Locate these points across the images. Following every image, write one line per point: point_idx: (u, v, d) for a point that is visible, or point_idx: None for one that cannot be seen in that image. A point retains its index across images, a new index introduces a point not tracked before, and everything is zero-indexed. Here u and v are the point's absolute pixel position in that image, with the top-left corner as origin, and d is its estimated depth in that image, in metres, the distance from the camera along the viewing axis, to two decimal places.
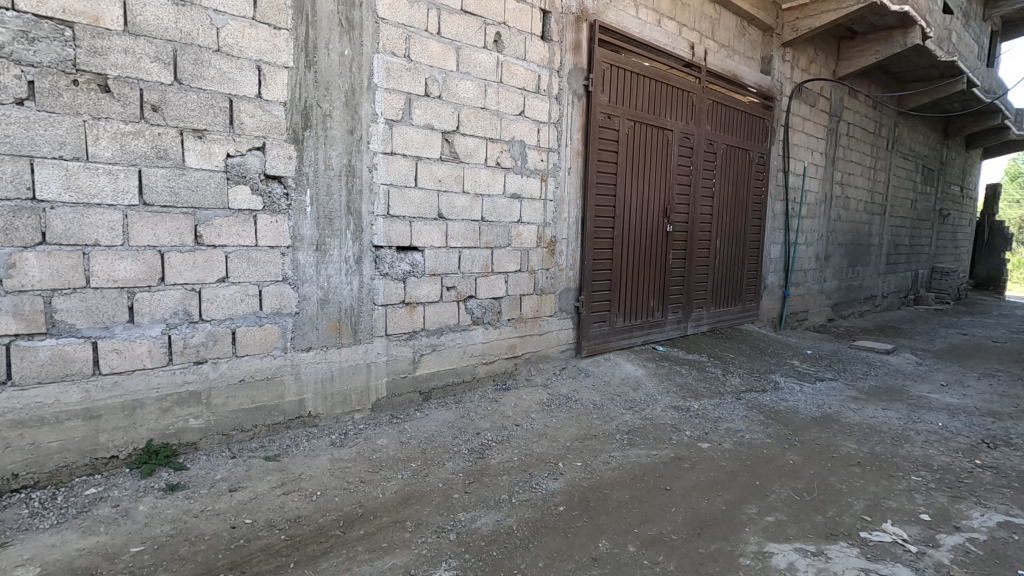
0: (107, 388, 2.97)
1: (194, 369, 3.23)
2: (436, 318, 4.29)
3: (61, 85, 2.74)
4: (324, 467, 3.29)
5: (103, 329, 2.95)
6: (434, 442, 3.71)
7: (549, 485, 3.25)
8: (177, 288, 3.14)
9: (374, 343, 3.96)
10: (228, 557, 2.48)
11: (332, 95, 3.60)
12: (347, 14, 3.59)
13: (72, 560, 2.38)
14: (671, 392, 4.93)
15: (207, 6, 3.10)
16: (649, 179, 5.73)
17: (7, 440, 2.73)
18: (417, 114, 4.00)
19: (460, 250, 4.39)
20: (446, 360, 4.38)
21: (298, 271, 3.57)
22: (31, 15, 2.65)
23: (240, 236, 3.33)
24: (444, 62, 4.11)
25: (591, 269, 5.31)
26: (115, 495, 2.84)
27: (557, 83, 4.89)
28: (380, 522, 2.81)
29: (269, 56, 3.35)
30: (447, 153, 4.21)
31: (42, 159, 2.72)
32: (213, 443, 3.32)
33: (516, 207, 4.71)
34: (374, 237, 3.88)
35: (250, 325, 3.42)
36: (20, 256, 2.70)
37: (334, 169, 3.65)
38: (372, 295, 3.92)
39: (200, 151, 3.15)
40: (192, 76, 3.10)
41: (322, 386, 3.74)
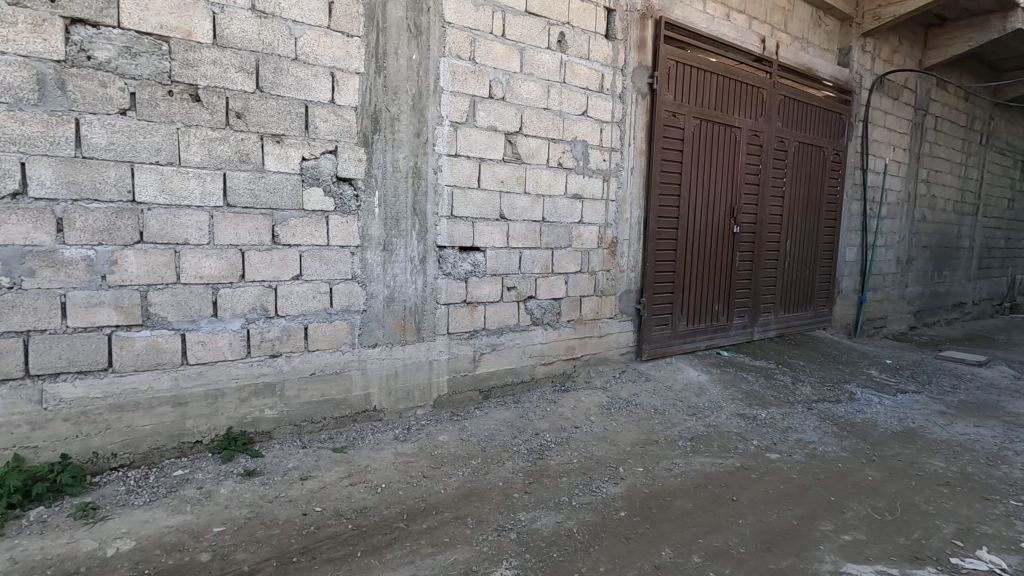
0: (193, 377, 3.18)
1: (270, 362, 3.41)
2: (497, 318, 4.33)
3: (158, 95, 2.96)
4: (388, 461, 3.38)
5: (191, 322, 3.16)
6: (494, 441, 3.74)
7: (609, 489, 3.21)
8: (255, 285, 3.33)
9: (436, 341, 4.05)
10: (300, 542, 2.60)
11: (400, 99, 3.70)
12: (415, 19, 3.69)
13: (163, 536, 2.57)
14: (737, 400, 4.75)
15: (287, 16, 3.27)
16: (716, 179, 5.55)
17: (108, 422, 2.97)
18: (481, 116, 4.05)
19: (521, 250, 4.41)
20: (506, 360, 4.41)
21: (366, 271, 3.70)
22: (133, 32, 2.88)
23: (313, 236, 3.48)
24: (508, 64, 4.14)
25: (654, 271, 5.20)
26: (199, 477, 3.04)
27: (620, 82, 4.82)
28: (442, 517, 2.86)
29: (342, 63, 3.48)
30: (510, 154, 4.24)
31: (141, 164, 2.94)
32: (286, 433, 3.49)
33: (577, 207, 4.68)
34: (438, 237, 3.96)
35: (321, 321, 3.57)
36: (121, 254, 2.94)
37: (401, 171, 3.76)
38: (435, 295, 4.00)
39: (278, 155, 3.32)
40: (273, 84, 3.27)
41: (386, 382, 3.85)
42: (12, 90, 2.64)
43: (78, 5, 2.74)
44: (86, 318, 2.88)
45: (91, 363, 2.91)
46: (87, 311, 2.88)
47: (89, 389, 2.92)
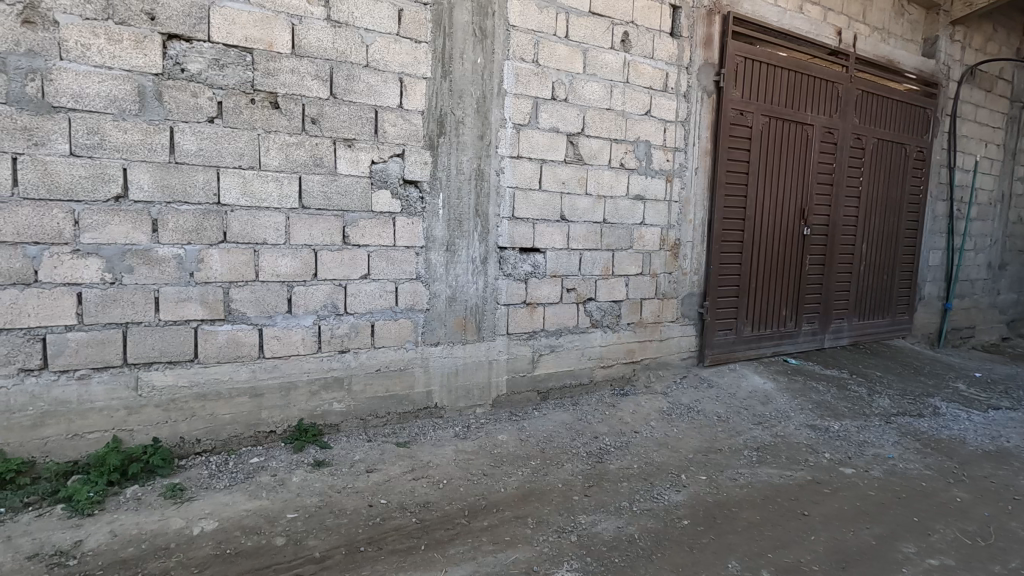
0: (269, 370, 3.36)
1: (339, 357, 3.55)
2: (556, 320, 4.33)
3: (242, 104, 3.15)
4: (449, 457, 3.45)
5: (267, 318, 3.33)
6: (553, 442, 3.75)
7: (671, 496, 3.14)
8: (326, 283, 3.47)
9: (496, 341, 4.09)
10: (367, 532, 2.69)
11: (465, 103, 3.77)
12: (481, 24, 3.75)
13: (242, 518, 2.73)
14: (806, 410, 4.53)
15: (360, 25, 3.39)
16: (786, 178, 5.32)
17: (193, 409, 3.19)
18: (544, 117, 4.07)
19: (582, 252, 4.38)
20: (565, 362, 4.40)
21: (430, 271, 3.79)
22: (221, 45, 3.07)
23: (381, 236, 3.60)
24: (571, 65, 4.13)
25: (718, 274, 5.04)
26: (273, 465, 3.20)
27: (685, 80, 4.71)
28: (502, 516, 2.89)
29: (410, 68, 3.58)
30: (572, 154, 4.23)
31: (226, 169, 3.14)
32: (352, 426, 3.63)
33: (639, 209, 4.60)
34: (499, 238, 4.00)
35: (387, 319, 3.69)
36: (207, 253, 3.14)
37: (464, 173, 3.82)
38: (496, 295, 4.04)
39: (350, 159, 3.46)
40: (345, 90, 3.40)
41: (447, 380, 3.93)
42: (117, 102, 2.88)
43: (174, 22, 2.96)
44: (176, 312, 3.10)
45: (180, 353, 3.13)
46: (176, 305, 3.10)
47: (177, 378, 3.14)
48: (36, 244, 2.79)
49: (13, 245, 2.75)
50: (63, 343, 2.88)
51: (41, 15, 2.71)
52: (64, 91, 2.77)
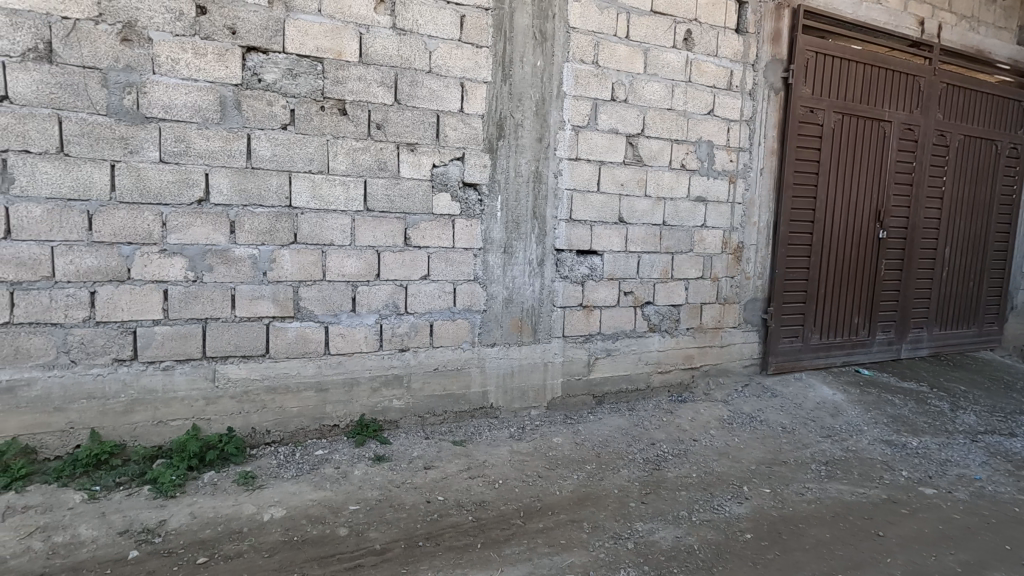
0: (334, 366, 3.49)
1: (399, 356, 3.65)
2: (613, 323, 4.27)
3: (312, 111, 3.30)
4: (504, 457, 3.48)
5: (333, 316, 3.47)
6: (608, 447, 3.71)
7: (733, 508, 3.04)
8: (389, 283, 3.58)
9: (552, 344, 4.08)
10: (425, 528, 2.75)
11: (524, 106, 3.80)
12: (541, 27, 3.77)
13: (308, 508, 2.85)
14: (881, 424, 4.27)
15: (423, 32, 3.48)
16: (861, 178, 5.04)
17: (264, 402, 3.36)
18: (603, 119, 4.04)
19: (640, 254, 4.31)
20: (622, 366, 4.34)
21: (487, 272, 3.84)
22: (295, 56, 3.23)
23: (441, 238, 3.68)
24: (631, 65, 4.07)
25: (784, 278, 4.83)
26: (336, 458, 3.33)
27: (751, 77, 4.55)
28: (558, 518, 2.89)
29: (471, 73, 3.63)
30: (631, 156, 4.17)
31: (298, 173, 3.29)
32: (411, 422, 3.72)
33: (700, 210, 4.48)
34: (556, 240, 4.00)
35: (445, 319, 3.76)
36: (279, 253, 3.30)
37: (522, 175, 3.85)
38: (552, 297, 4.04)
39: (412, 162, 3.55)
40: (409, 96, 3.50)
41: (503, 381, 3.96)
42: (201, 111, 3.08)
43: (252, 35, 3.13)
44: (250, 309, 3.28)
45: (253, 348, 3.31)
46: (250, 302, 3.27)
47: (250, 371, 3.32)
48: (129, 244, 3.02)
49: (110, 245, 2.99)
50: (151, 335, 3.10)
51: (137, 33, 2.93)
52: (155, 102, 2.99)
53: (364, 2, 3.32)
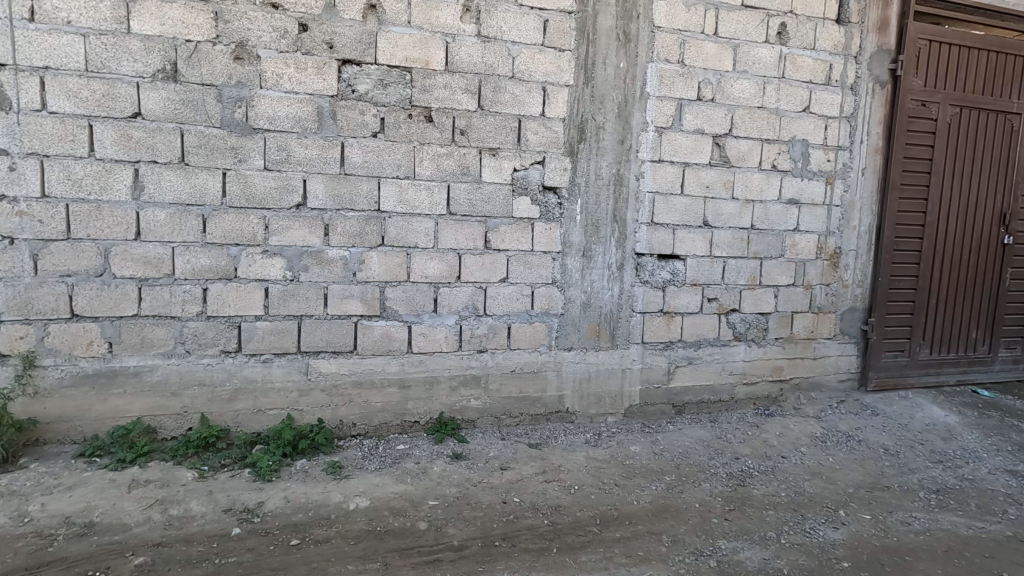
0: (415, 364, 3.62)
1: (477, 356, 3.72)
2: (695, 330, 4.12)
3: (401, 119, 3.44)
4: (580, 463, 3.45)
5: (416, 315, 3.59)
6: (689, 459, 3.57)
7: (827, 533, 2.83)
8: (469, 285, 3.66)
9: (630, 349, 4.00)
10: (501, 528, 2.78)
11: (606, 108, 3.75)
12: (625, 28, 3.71)
13: (390, 500, 2.96)
14: (1003, 451, 3.82)
15: (507, 38, 3.53)
16: (982, 177, 4.55)
17: (351, 396, 3.53)
18: (689, 119, 3.91)
19: (725, 260, 4.12)
20: (704, 376, 4.18)
21: (566, 275, 3.82)
22: (386, 66, 3.38)
23: (520, 241, 3.70)
24: (719, 63, 3.92)
25: (889, 287, 4.46)
26: (417, 453, 3.43)
27: (853, 70, 4.24)
28: (635, 529, 2.82)
29: (553, 77, 3.64)
30: (717, 157, 4.01)
31: (386, 179, 3.44)
32: (487, 422, 3.77)
33: (793, 214, 4.22)
34: (637, 244, 3.92)
35: (523, 321, 3.78)
36: (367, 255, 3.47)
37: (603, 178, 3.81)
38: (631, 302, 3.96)
39: (493, 167, 3.61)
40: (492, 102, 3.56)
41: (579, 386, 3.92)
42: (301, 122, 3.29)
43: (348, 49, 3.31)
44: (340, 308, 3.46)
45: (342, 345, 3.49)
46: (341, 301, 3.46)
47: (339, 366, 3.50)
48: (237, 245, 3.29)
49: (221, 246, 3.26)
50: (253, 330, 3.36)
51: (248, 51, 3.19)
52: (262, 115, 3.24)
53: (451, 11, 3.43)
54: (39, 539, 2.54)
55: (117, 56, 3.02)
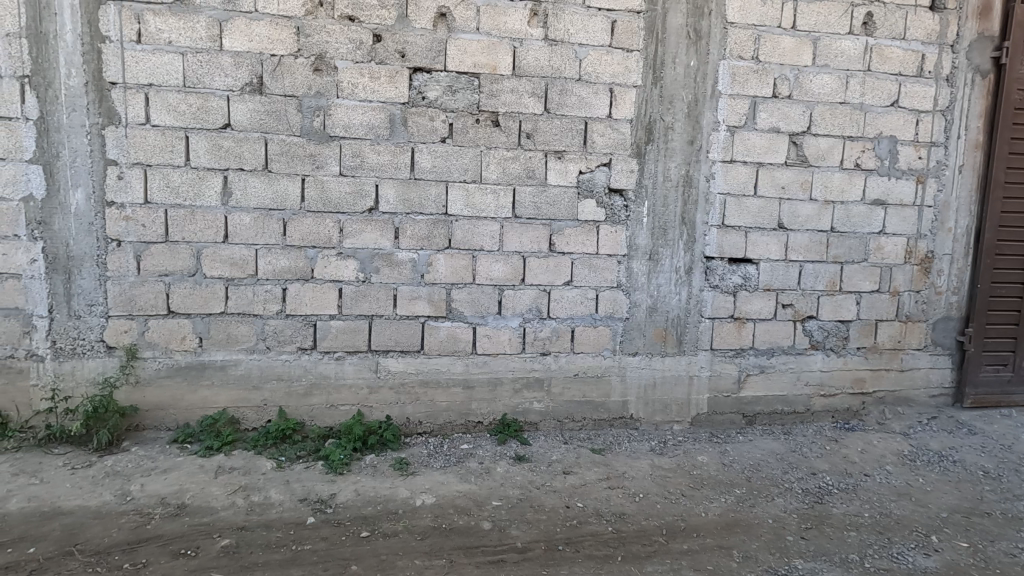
0: (480, 365, 3.67)
1: (540, 359, 3.72)
2: (768, 338, 3.94)
3: (468, 124, 3.50)
4: (645, 471, 3.37)
5: (481, 317, 3.64)
6: (761, 471, 3.42)
7: (916, 560, 2.64)
8: (533, 288, 3.67)
9: (698, 356, 3.88)
10: (565, 533, 2.77)
11: (675, 108, 3.67)
12: (696, 25, 3.62)
13: (455, 498, 3.01)
14: None
15: (574, 41, 3.52)
16: None
17: (417, 394, 3.63)
18: (763, 117, 3.75)
19: (801, 263, 3.91)
20: (777, 385, 3.98)
21: (631, 279, 3.76)
22: (455, 73, 3.45)
23: (585, 244, 3.68)
24: (797, 58, 3.73)
25: (989, 294, 4.10)
26: (480, 453, 3.48)
27: (949, 61, 3.92)
28: (704, 542, 2.74)
29: (620, 78, 3.59)
30: (794, 156, 3.82)
31: (454, 183, 3.52)
32: (550, 425, 3.76)
33: (878, 215, 3.96)
34: (706, 248, 3.80)
35: (587, 325, 3.75)
36: (435, 257, 3.56)
37: (671, 180, 3.72)
38: (700, 307, 3.85)
39: (559, 170, 3.60)
40: (558, 104, 3.56)
41: (644, 392, 3.84)
42: (374, 129, 3.42)
43: (419, 57, 3.41)
44: (409, 308, 3.56)
45: (409, 344, 3.59)
46: (409, 302, 3.56)
47: (406, 365, 3.60)
48: (314, 248, 3.45)
49: (299, 248, 3.44)
50: (327, 328, 3.51)
51: (326, 63, 3.35)
52: (338, 123, 3.39)
53: (519, 16, 3.46)
54: (139, 516, 2.77)
55: (211, 72, 3.26)
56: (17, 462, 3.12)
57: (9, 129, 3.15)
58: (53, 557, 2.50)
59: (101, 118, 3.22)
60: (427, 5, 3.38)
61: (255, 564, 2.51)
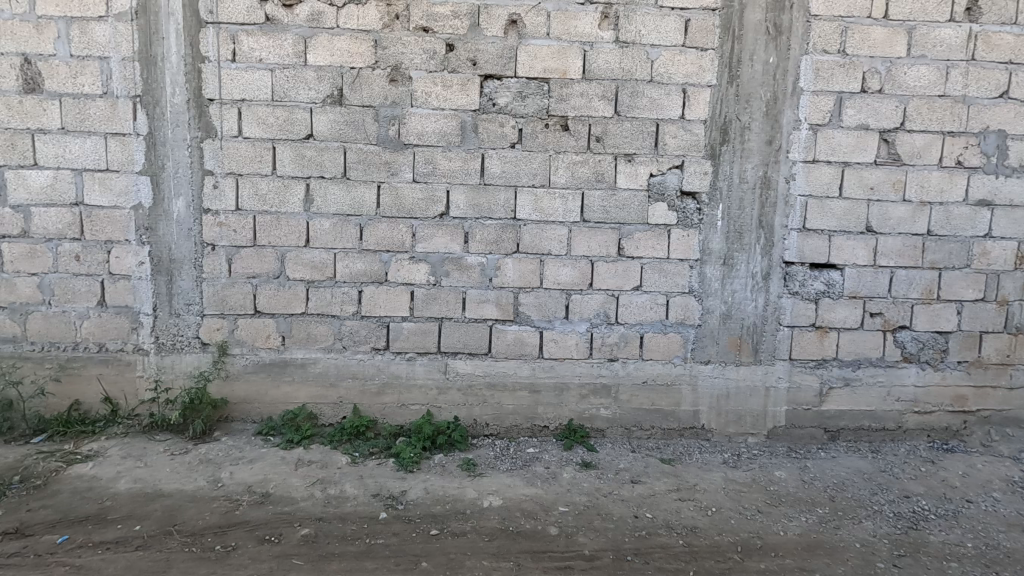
0: (546, 369, 3.66)
1: (608, 365, 3.67)
2: (854, 348, 3.69)
3: (538, 129, 3.52)
4: (717, 484, 3.25)
5: (548, 322, 3.64)
6: (846, 491, 3.21)
7: None
8: (601, 293, 3.62)
9: (775, 366, 3.69)
10: (634, 544, 2.73)
11: (753, 107, 3.52)
12: (776, 20, 3.46)
13: (522, 502, 3.02)
14: None
15: (646, 42, 3.46)
16: None
17: (485, 396, 3.67)
18: (850, 114, 3.53)
19: (892, 269, 3.64)
20: (864, 399, 3.73)
21: (704, 285, 3.64)
22: (525, 79, 3.49)
23: (655, 248, 3.60)
24: (889, 49, 3.49)
25: None
26: (546, 458, 3.47)
27: None
28: (783, 563, 2.65)
29: (694, 78, 3.49)
30: (885, 155, 3.57)
31: (523, 188, 3.55)
32: (617, 433, 3.70)
33: (983, 217, 3.62)
34: (785, 252, 3.62)
35: (657, 331, 3.66)
36: (503, 262, 3.59)
37: (747, 182, 3.58)
38: (778, 315, 3.67)
39: (629, 173, 3.55)
40: (629, 107, 3.50)
41: (717, 402, 3.70)
42: (446, 136, 3.51)
43: (490, 64, 3.47)
44: (477, 311, 3.62)
45: (477, 347, 3.65)
46: (478, 305, 3.62)
47: (475, 367, 3.66)
48: (388, 252, 3.58)
49: (374, 252, 3.58)
50: (399, 330, 3.63)
51: (402, 73, 3.48)
52: (412, 131, 3.50)
53: (589, 20, 3.44)
54: (229, 501, 2.97)
55: (297, 87, 3.46)
56: (125, 447, 3.43)
57: (123, 144, 3.48)
58: (156, 535, 2.74)
59: (200, 132, 3.49)
60: (499, 13, 3.43)
61: (332, 554, 2.63)
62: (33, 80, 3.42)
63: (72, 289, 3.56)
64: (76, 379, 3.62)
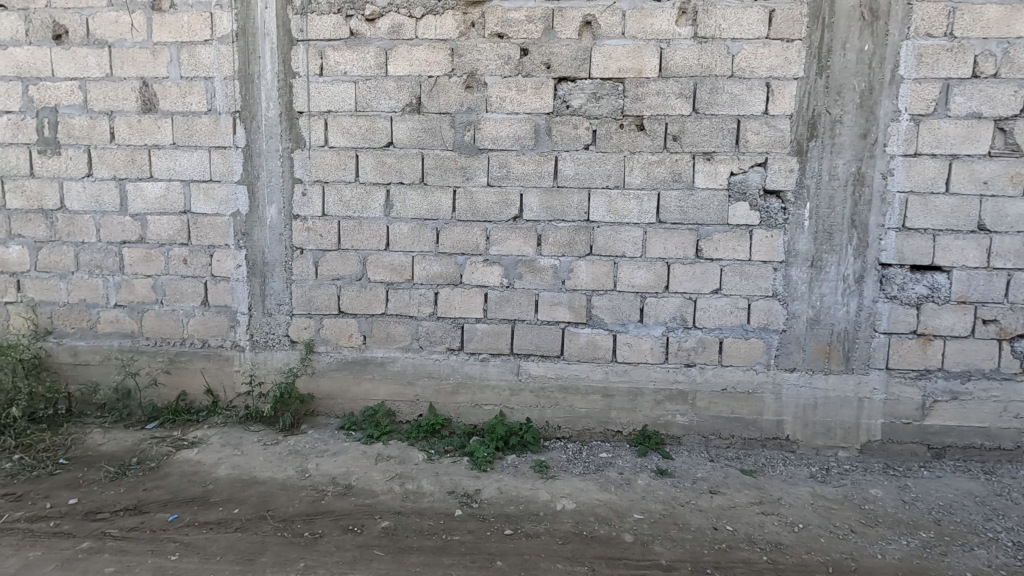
0: (620, 373, 3.61)
1: (684, 370, 3.56)
2: (962, 358, 3.37)
3: (612, 129, 3.48)
4: (804, 499, 3.07)
5: (622, 325, 3.59)
6: (953, 515, 2.94)
7: None
8: (677, 296, 3.53)
9: (870, 376, 3.44)
10: (714, 557, 2.64)
11: (845, 99, 3.31)
12: (871, 4, 3.23)
13: (595, 506, 2.99)
14: None
15: (727, 36, 3.33)
16: None
17: (557, 399, 3.67)
18: (959, 102, 3.23)
19: (1010, 272, 3.29)
20: (974, 415, 3.39)
21: (789, 288, 3.45)
22: (599, 79, 3.46)
23: (736, 250, 3.46)
24: (1007, 29, 3.16)
25: None
26: (620, 463, 3.42)
27: None
28: None
29: (779, 70, 3.32)
30: (1001, 145, 3.23)
31: (597, 190, 3.52)
32: (694, 441, 3.58)
33: None
34: (882, 254, 3.37)
35: (738, 336, 3.51)
36: (576, 264, 3.58)
37: (839, 178, 3.36)
38: (873, 321, 3.41)
39: (708, 172, 3.43)
40: (708, 104, 3.39)
41: (804, 412, 3.50)
42: (520, 140, 3.54)
43: (564, 66, 3.47)
44: (550, 314, 3.63)
45: (550, 350, 3.65)
46: (551, 308, 3.62)
47: (547, 369, 3.66)
48: (463, 255, 3.66)
49: (450, 255, 3.67)
50: (473, 331, 3.70)
51: (477, 79, 3.55)
52: (486, 136, 3.56)
53: (666, 17, 3.36)
54: (315, 491, 3.15)
55: (378, 97, 3.61)
56: (224, 435, 3.72)
57: (224, 157, 3.78)
58: (252, 519, 2.94)
59: (291, 143, 3.73)
60: (573, 15, 3.42)
61: (411, 547, 2.72)
62: (150, 100, 3.78)
63: (180, 290, 3.91)
64: (183, 371, 3.96)
